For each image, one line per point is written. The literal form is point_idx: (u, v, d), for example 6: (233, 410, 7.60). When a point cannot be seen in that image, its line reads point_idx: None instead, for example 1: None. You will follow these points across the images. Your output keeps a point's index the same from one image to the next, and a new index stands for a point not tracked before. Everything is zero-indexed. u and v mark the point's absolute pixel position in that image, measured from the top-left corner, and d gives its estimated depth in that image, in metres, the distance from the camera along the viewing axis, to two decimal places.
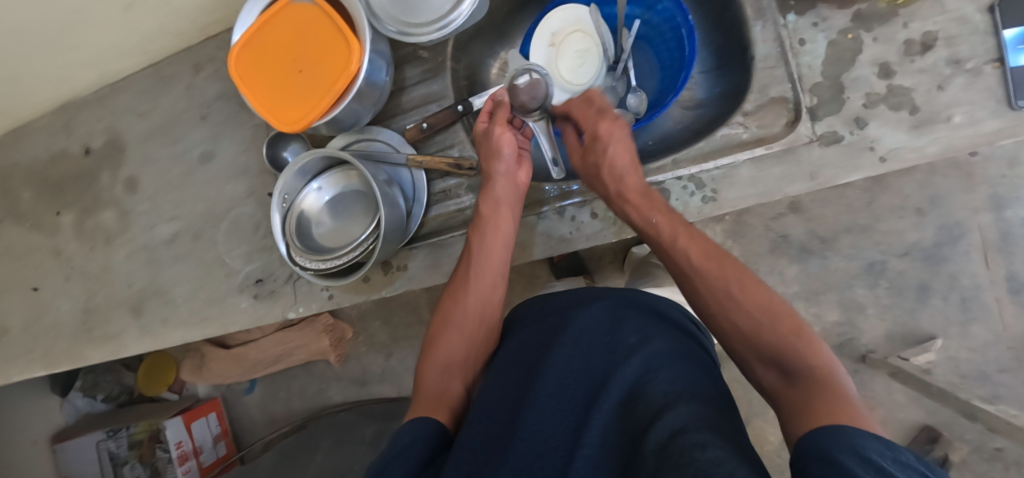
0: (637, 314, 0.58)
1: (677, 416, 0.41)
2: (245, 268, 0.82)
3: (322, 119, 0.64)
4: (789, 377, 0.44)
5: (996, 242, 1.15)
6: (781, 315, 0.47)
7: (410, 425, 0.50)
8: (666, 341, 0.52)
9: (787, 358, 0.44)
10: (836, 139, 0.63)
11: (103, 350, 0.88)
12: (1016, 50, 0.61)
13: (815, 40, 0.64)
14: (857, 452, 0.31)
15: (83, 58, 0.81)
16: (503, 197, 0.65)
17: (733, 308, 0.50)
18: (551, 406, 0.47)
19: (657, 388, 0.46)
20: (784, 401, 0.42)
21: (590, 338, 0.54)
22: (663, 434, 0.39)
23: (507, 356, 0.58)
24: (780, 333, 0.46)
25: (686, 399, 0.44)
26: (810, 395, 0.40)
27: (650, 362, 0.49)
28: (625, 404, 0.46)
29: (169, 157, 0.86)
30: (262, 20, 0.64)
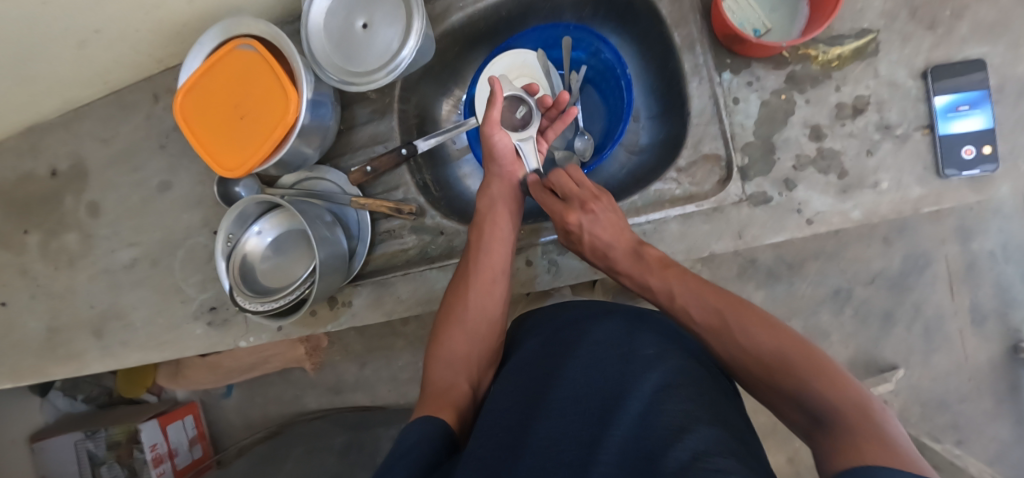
0: (655, 328, 0.55)
1: (697, 439, 0.40)
2: (200, 296, 0.84)
3: (263, 166, 0.65)
4: (818, 418, 0.42)
5: (962, 273, 1.16)
6: (800, 348, 0.47)
7: (412, 427, 0.51)
8: (684, 357, 0.51)
9: (812, 396, 0.43)
10: (765, 200, 0.64)
11: (67, 368, 0.91)
12: (945, 117, 0.61)
13: (748, 100, 0.65)
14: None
15: (43, 88, 0.82)
16: (499, 196, 0.68)
17: (751, 357, 0.49)
18: (563, 421, 0.46)
19: (678, 404, 0.44)
20: (816, 443, 0.41)
21: (606, 349, 0.52)
22: (683, 456, 0.39)
23: (518, 362, 0.57)
24: (788, 367, 0.46)
25: (706, 421, 0.42)
26: (842, 437, 0.39)
27: (667, 377, 0.47)
28: (644, 421, 0.44)
29: (129, 184, 0.88)
30: (204, 67, 0.66)
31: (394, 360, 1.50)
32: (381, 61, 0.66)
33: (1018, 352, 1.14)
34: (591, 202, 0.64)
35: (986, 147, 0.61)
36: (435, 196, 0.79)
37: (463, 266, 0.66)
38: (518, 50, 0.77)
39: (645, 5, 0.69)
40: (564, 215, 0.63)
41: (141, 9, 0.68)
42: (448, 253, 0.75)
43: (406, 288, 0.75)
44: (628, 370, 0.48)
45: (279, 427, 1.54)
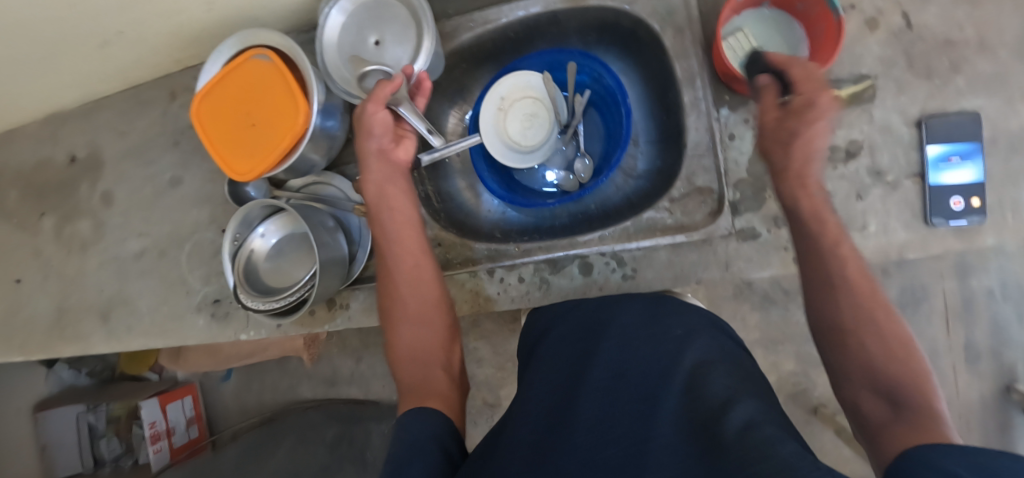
0: (678, 311, 0.61)
1: (746, 409, 0.44)
2: (204, 289, 0.87)
3: (271, 173, 0.68)
4: (897, 404, 0.43)
5: (959, 309, 1.16)
6: (899, 342, 0.46)
7: (410, 418, 0.53)
8: (711, 337, 0.56)
9: (896, 386, 0.44)
10: (752, 236, 0.66)
11: (74, 348, 0.95)
12: (937, 167, 0.62)
13: (743, 137, 0.67)
14: (936, 465, 0.33)
15: (66, 80, 0.86)
16: (385, 178, 0.67)
17: (850, 341, 0.47)
18: (603, 401, 0.50)
19: (717, 378, 0.49)
20: (880, 420, 0.43)
21: (637, 332, 0.57)
22: (738, 422, 0.42)
23: (551, 350, 0.61)
24: (885, 345, 0.45)
25: (744, 392, 0.47)
26: (904, 417, 0.41)
27: (701, 355, 0.52)
28: (688, 392, 0.49)
29: (142, 176, 0.91)
30: (221, 74, 0.68)
31: None
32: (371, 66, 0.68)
33: (1010, 392, 1.15)
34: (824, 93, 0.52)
35: (975, 198, 0.62)
36: (435, 207, 0.81)
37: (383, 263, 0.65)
38: (525, 73, 0.77)
39: (648, 36, 0.71)
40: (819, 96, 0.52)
41: (162, 14, 0.72)
42: (443, 264, 0.76)
43: None
44: (662, 350, 0.54)
45: (270, 415, 1.56)
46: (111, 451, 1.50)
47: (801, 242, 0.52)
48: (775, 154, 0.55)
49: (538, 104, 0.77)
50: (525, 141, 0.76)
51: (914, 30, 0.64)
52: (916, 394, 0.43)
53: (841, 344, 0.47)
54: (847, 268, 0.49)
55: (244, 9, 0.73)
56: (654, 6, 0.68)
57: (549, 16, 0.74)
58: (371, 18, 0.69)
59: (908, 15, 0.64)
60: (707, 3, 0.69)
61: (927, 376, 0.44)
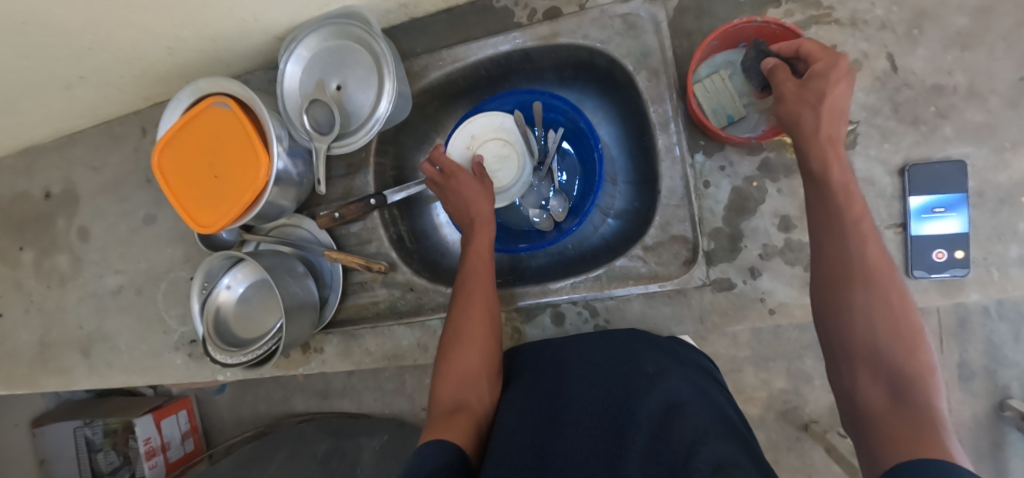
0: (652, 349, 0.59)
1: (718, 450, 0.40)
2: (181, 328, 0.87)
3: (235, 224, 0.67)
4: (899, 394, 0.38)
5: (953, 328, 1.15)
6: (910, 334, 0.41)
7: (424, 447, 0.46)
8: (684, 378, 0.52)
9: (901, 371, 0.39)
10: (728, 287, 0.64)
11: (57, 382, 0.95)
12: (920, 218, 0.60)
13: (719, 185, 0.64)
14: None
15: (34, 118, 0.84)
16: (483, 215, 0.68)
17: (846, 315, 0.43)
18: (580, 431, 0.46)
19: (686, 419, 0.45)
20: (881, 422, 0.38)
21: (609, 370, 0.55)
22: (708, 462, 0.38)
23: (524, 388, 0.57)
24: (901, 338, 0.41)
25: (716, 434, 0.43)
26: (906, 419, 0.36)
27: (674, 396, 0.48)
28: (659, 430, 0.44)
29: (117, 213, 0.90)
30: (181, 123, 0.66)
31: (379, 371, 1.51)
32: (320, 100, 0.65)
33: (1003, 410, 1.13)
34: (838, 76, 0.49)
35: (959, 251, 0.59)
36: (408, 248, 0.80)
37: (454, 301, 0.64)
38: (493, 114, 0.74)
39: (624, 77, 0.68)
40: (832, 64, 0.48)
41: (123, 60, 0.70)
42: (416, 309, 0.76)
43: (374, 341, 0.77)
44: (635, 384, 0.51)
45: (266, 428, 1.57)
46: (109, 464, 1.49)
47: (821, 213, 0.47)
48: (806, 118, 0.48)
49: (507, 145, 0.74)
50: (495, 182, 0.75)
51: (899, 74, 0.61)
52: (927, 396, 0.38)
53: (835, 294, 0.44)
54: (866, 252, 0.43)
55: (207, 52, 0.72)
56: (629, 47, 0.66)
57: (521, 54, 0.71)
58: (332, 62, 0.67)
59: (894, 57, 0.61)
60: (683, 44, 0.67)
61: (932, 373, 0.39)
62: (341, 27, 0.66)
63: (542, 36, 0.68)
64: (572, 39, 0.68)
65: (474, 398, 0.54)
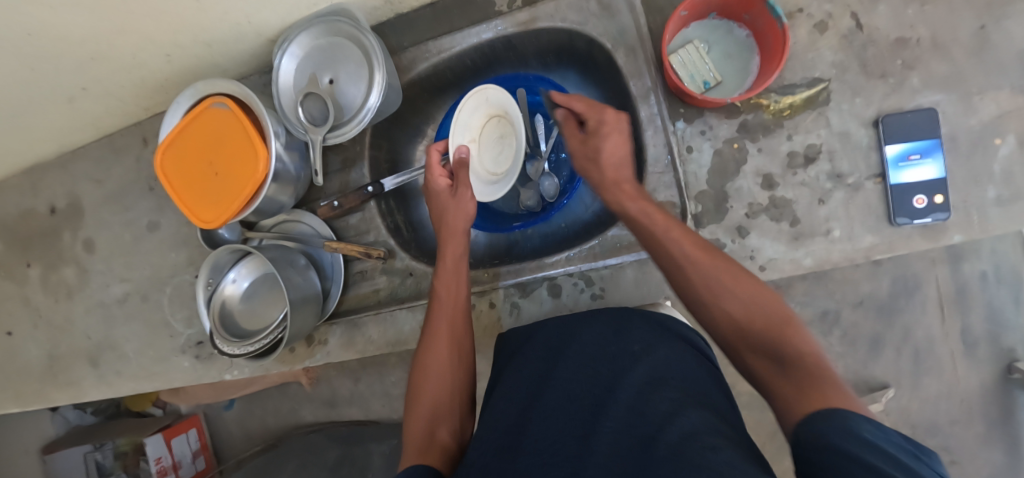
0: (645, 326, 0.58)
1: (689, 422, 0.43)
2: (187, 330, 0.89)
3: (236, 219, 0.69)
4: (780, 361, 0.41)
5: (952, 296, 1.19)
6: (759, 301, 0.45)
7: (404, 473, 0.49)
8: (674, 349, 0.54)
9: (772, 341, 0.43)
10: (718, 247, 0.65)
11: (66, 394, 0.96)
12: (897, 166, 0.62)
13: (701, 150, 0.66)
14: (832, 445, 0.32)
15: (41, 134, 0.87)
16: (456, 230, 0.69)
17: (711, 302, 0.47)
18: (551, 421, 0.49)
19: (666, 394, 0.48)
20: (774, 387, 0.41)
21: (597, 350, 0.56)
22: (676, 437, 0.42)
23: (515, 370, 0.58)
24: (767, 321, 0.44)
25: (694, 405, 0.46)
26: (794, 378, 0.39)
27: (655, 370, 0.51)
28: (638, 408, 0.47)
29: (121, 222, 0.93)
30: (182, 123, 0.69)
31: (386, 376, 1.51)
32: (315, 94, 0.68)
33: (1011, 374, 1.16)
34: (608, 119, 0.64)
35: (939, 195, 0.61)
36: (406, 237, 0.81)
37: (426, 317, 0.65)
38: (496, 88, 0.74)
39: (603, 55, 0.71)
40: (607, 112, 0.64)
41: (123, 68, 0.73)
42: (416, 294, 0.77)
43: (376, 329, 0.78)
44: (619, 363, 0.53)
45: (276, 440, 1.58)
46: None
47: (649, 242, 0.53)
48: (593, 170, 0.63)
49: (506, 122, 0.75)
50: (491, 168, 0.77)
51: (864, 32, 0.63)
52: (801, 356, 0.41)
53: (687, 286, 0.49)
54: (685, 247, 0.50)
55: (203, 56, 0.75)
56: (606, 26, 0.68)
57: (503, 41, 0.74)
58: (325, 58, 0.70)
59: (858, 16, 0.63)
60: (657, 20, 0.69)
61: (793, 324, 0.43)
62: (330, 24, 0.69)
63: (522, 22, 0.71)
64: (551, 23, 0.71)
65: (445, 430, 0.56)
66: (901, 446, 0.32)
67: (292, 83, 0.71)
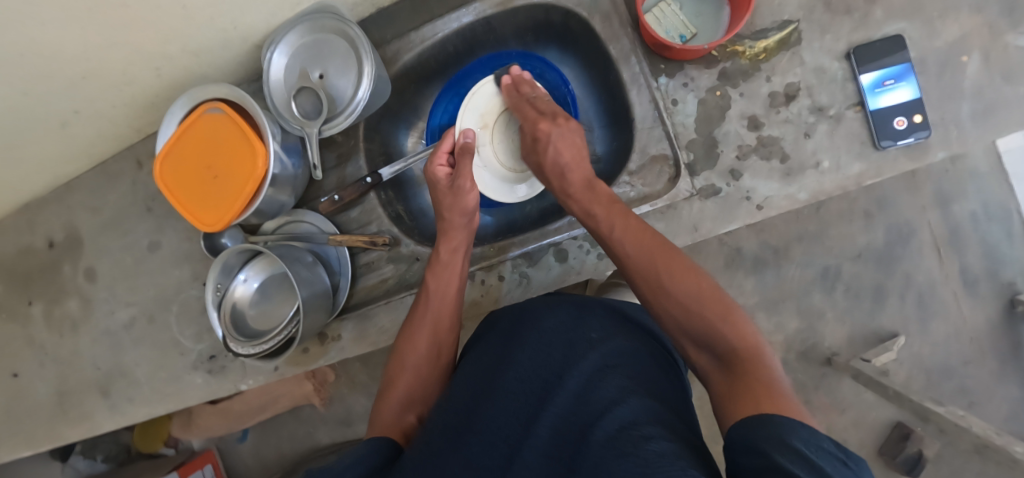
0: (603, 313, 0.64)
1: (627, 411, 0.47)
2: (197, 346, 0.89)
3: (240, 219, 0.69)
4: (720, 362, 0.51)
5: (946, 237, 1.23)
6: (707, 295, 0.53)
7: (359, 446, 0.54)
8: (624, 340, 0.58)
9: (713, 343, 0.52)
10: (714, 192, 0.67)
11: (79, 429, 0.95)
12: (874, 93, 0.64)
13: (686, 100, 0.68)
14: (758, 447, 0.38)
15: (35, 167, 0.88)
16: (458, 245, 0.71)
17: (665, 301, 0.56)
18: (509, 401, 0.52)
19: (613, 382, 0.51)
20: (716, 384, 0.51)
21: (554, 336, 0.58)
22: (613, 427, 0.46)
23: (476, 357, 0.63)
24: (708, 320, 0.52)
25: (638, 394, 0.50)
26: (731, 379, 0.49)
27: (606, 359, 0.55)
28: (582, 395, 0.51)
29: (122, 247, 0.93)
30: (179, 131, 0.70)
31: None
32: (308, 89, 0.72)
33: (1015, 307, 1.19)
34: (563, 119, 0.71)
35: (917, 116, 0.64)
36: (408, 225, 0.83)
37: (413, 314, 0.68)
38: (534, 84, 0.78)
39: (579, 24, 0.74)
40: (536, 122, 0.71)
41: (114, 85, 0.75)
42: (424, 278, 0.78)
43: (388, 317, 0.78)
44: (574, 350, 0.56)
45: (294, 467, 1.56)
46: None
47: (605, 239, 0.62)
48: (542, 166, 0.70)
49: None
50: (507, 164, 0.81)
51: None
52: (738, 348, 0.50)
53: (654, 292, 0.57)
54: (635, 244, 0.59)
55: (192, 68, 0.77)
56: None
57: (482, 23, 0.77)
58: (313, 55, 0.72)
59: None
60: None
61: (735, 322, 0.52)
62: (315, 21, 0.71)
63: (499, 3, 0.74)
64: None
65: (413, 415, 0.62)
66: (831, 451, 0.38)
67: (286, 78, 0.73)
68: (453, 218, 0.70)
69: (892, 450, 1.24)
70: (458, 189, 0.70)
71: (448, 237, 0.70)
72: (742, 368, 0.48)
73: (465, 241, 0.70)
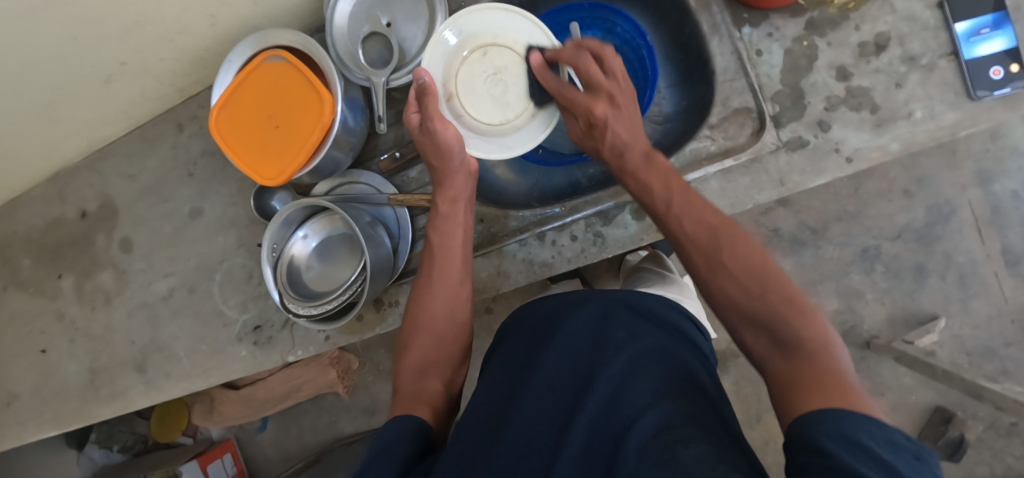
0: (630, 313, 0.56)
1: (658, 416, 0.44)
2: (242, 317, 0.85)
3: (302, 171, 0.66)
4: (779, 345, 0.46)
5: (988, 217, 1.21)
6: (773, 278, 0.49)
7: (386, 430, 0.52)
8: (655, 339, 0.53)
9: (776, 330, 0.47)
10: (802, 144, 0.64)
11: (112, 408, 0.90)
12: (969, 42, 0.62)
13: (771, 50, 0.66)
14: (818, 446, 0.34)
15: (72, 129, 0.84)
16: (460, 193, 0.68)
17: (716, 274, 0.52)
18: (538, 413, 0.49)
19: (644, 384, 0.47)
20: (773, 370, 0.45)
21: (580, 340, 0.54)
22: (646, 435, 0.43)
23: (500, 362, 0.59)
24: (772, 304, 0.48)
25: (672, 397, 0.46)
26: (803, 366, 0.43)
27: (637, 361, 0.50)
28: (611, 404, 0.47)
29: (160, 215, 0.89)
30: (236, 80, 0.67)
31: None
32: (377, 36, 0.69)
33: None
34: (618, 95, 0.64)
35: (1013, 65, 0.61)
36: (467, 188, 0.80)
37: (424, 269, 0.67)
38: (508, 7, 0.64)
39: None
40: (591, 106, 0.63)
41: (168, 34, 0.72)
42: (488, 240, 0.75)
43: None
44: (600, 354, 0.51)
45: (317, 455, 1.49)
46: None
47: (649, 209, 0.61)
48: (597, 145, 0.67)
49: (518, 56, 0.67)
50: (494, 119, 0.68)
51: None
52: (805, 339, 0.45)
53: (713, 267, 0.53)
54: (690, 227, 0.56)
55: (247, 18, 0.75)
56: None
57: None
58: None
59: None
60: None
61: (807, 315, 0.46)
62: None
63: None
64: None
65: (434, 382, 0.61)
66: (902, 445, 0.34)
67: (351, 27, 0.69)
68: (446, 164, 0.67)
69: (933, 434, 1.20)
70: (433, 132, 0.65)
71: (446, 187, 0.67)
72: (806, 357, 0.44)
73: (466, 188, 0.67)
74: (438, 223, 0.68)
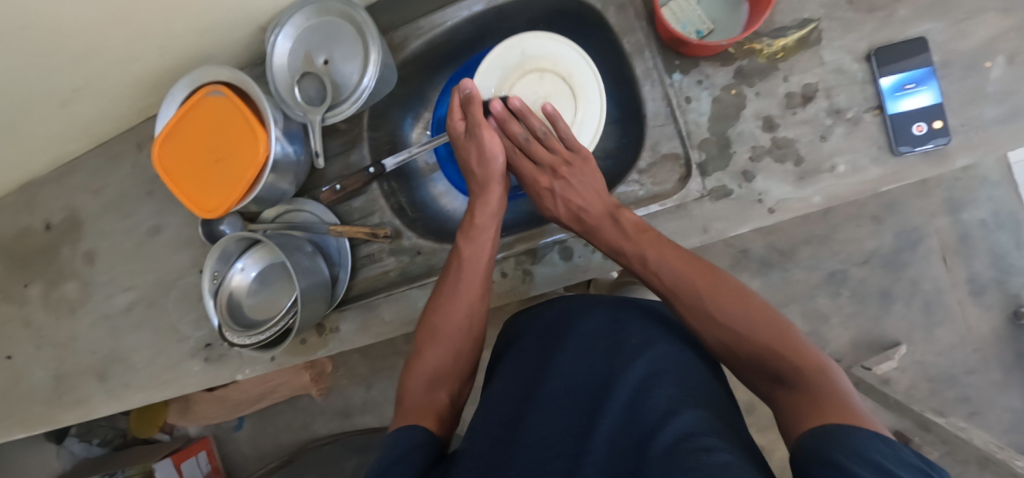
0: (639, 315, 0.58)
1: (686, 422, 0.44)
2: (196, 333, 0.88)
3: (240, 205, 0.68)
4: (777, 379, 0.46)
5: (955, 244, 1.20)
6: (761, 315, 0.50)
7: (399, 436, 0.51)
8: (669, 345, 0.54)
9: (776, 365, 0.47)
10: (725, 194, 0.65)
11: (75, 413, 0.94)
12: (894, 97, 0.62)
13: (700, 98, 0.67)
14: (829, 457, 0.35)
15: (36, 146, 0.87)
16: (496, 206, 0.70)
17: (704, 317, 0.52)
18: (558, 416, 0.48)
19: (663, 391, 0.48)
20: (779, 401, 0.46)
21: (592, 342, 0.54)
22: (671, 438, 0.43)
23: (511, 359, 0.58)
24: (768, 347, 0.48)
25: (690, 404, 0.47)
26: (806, 391, 0.43)
27: (654, 365, 0.51)
28: (632, 405, 0.47)
29: (122, 230, 0.92)
30: (178, 115, 0.70)
31: None
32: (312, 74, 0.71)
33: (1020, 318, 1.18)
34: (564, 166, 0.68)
35: (937, 121, 0.62)
36: (411, 217, 0.82)
37: (451, 274, 0.66)
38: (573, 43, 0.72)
39: (593, 17, 0.73)
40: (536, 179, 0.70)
41: (120, 63, 0.74)
42: (426, 271, 0.78)
43: (389, 309, 0.77)
44: (615, 359, 0.51)
45: (290, 455, 1.53)
46: None
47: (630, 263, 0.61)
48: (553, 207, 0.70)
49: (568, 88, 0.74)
50: None
51: None
52: (803, 369, 0.45)
53: (701, 313, 0.53)
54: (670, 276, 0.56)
55: (198, 46, 0.76)
56: None
57: (494, 12, 0.76)
58: (318, 38, 0.70)
59: None
60: None
61: (804, 349, 0.47)
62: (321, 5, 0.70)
63: None
64: None
65: (445, 392, 0.59)
66: (910, 463, 0.36)
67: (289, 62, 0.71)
68: (488, 169, 0.71)
69: None
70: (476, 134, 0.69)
71: (485, 201, 0.70)
72: (805, 385, 0.44)
73: (500, 200, 0.69)
74: (472, 231, 0.69)
